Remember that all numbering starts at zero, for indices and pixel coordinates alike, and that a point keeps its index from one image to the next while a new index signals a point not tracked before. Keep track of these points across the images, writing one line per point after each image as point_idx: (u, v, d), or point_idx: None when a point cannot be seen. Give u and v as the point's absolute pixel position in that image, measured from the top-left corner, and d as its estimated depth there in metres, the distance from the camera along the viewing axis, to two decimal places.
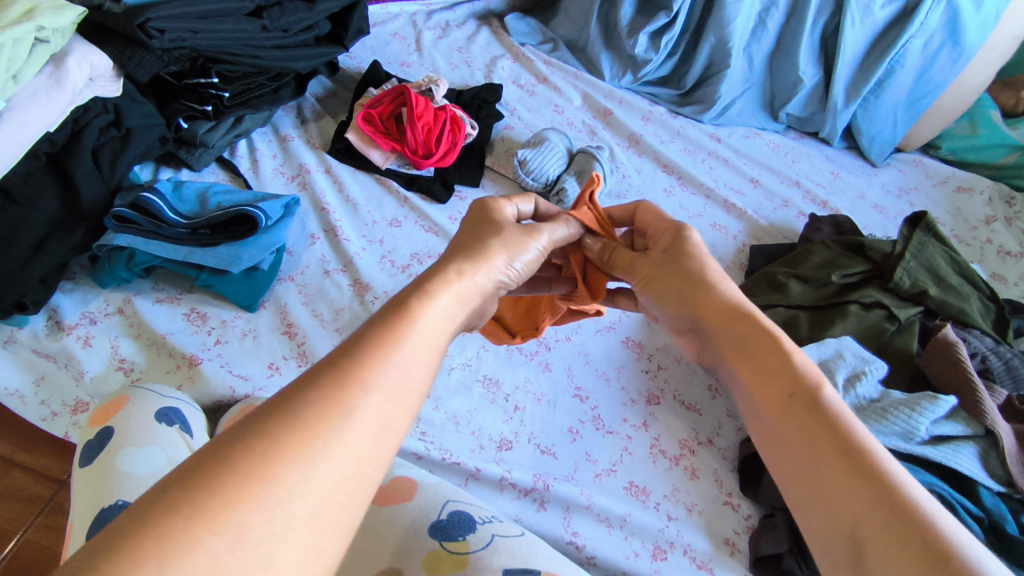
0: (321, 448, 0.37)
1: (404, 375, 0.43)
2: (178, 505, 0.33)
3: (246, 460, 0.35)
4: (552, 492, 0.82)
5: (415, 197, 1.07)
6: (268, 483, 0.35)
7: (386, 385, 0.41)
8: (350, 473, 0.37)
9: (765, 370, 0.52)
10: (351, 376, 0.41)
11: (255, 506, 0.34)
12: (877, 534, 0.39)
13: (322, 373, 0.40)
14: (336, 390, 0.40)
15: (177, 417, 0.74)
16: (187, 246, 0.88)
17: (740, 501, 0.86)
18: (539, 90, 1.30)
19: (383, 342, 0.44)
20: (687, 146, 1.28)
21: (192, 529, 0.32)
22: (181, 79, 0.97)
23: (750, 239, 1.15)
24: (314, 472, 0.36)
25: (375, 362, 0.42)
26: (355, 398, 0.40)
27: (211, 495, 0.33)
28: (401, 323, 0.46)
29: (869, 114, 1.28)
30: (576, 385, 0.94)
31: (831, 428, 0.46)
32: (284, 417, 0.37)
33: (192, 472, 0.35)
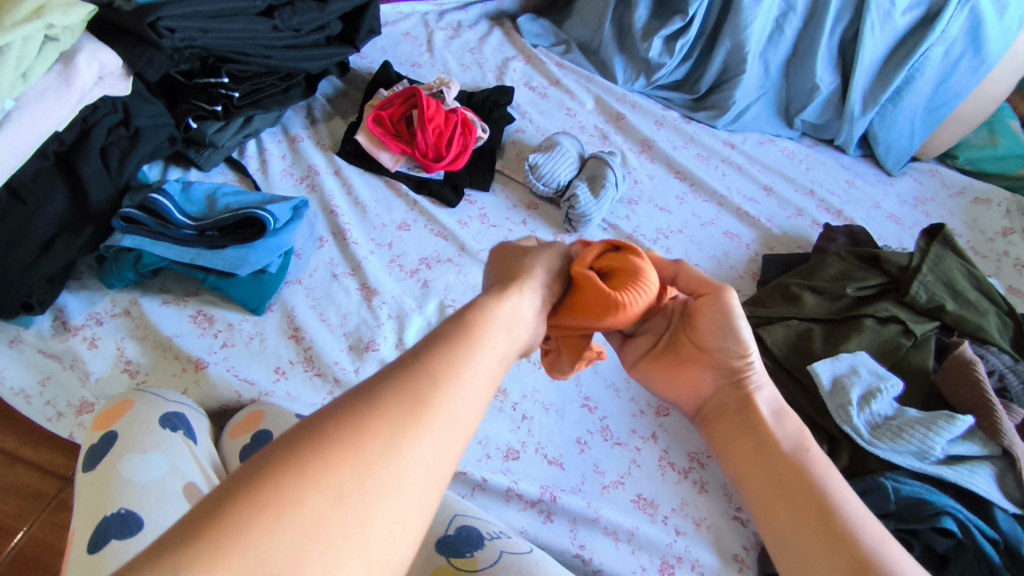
0: (403, 435, 0.36)
1: (480, 372, 0.42)
2: (276, 469, 0.33)
3: (331, 437, 0.35)
4: (560, 504, 0.81)
5: (425, 200, 1.06)
6: (353, 463, 0.34)
7: (464, 382, 0.41)
8: (434, 469, 0.37)
9: (753, 462, 0.53)
10: (432, 361, 0.41)
11: (345, 485, 0.33)
12: None
13: (401, 360, 0.41)
14: (414, 380, 0.39)
15: (181, 422, 0.73)
16: (194, 248, 0.87)
17: (749, 516, 0.84)
18: (550, 92, 1.29)
19: (461, 336, 0.44)
20: (701, 152, 1.26)
21: (290, 492, 0.32)
22: (191, 79, 0.96)
23: (762, 248, 1.14)
24: (401, 458, 0.36)
25: (453, 351, 0.42)
26: (433, 392, 0.39)
27: (307, 461, 0.33)
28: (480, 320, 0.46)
29: (887, 123, 1.26)
30: (584, 395, 0.93)
31: (831, 519, 0.47)
32: (368, 398, 0.37)
33: (281, 449, 0.34)
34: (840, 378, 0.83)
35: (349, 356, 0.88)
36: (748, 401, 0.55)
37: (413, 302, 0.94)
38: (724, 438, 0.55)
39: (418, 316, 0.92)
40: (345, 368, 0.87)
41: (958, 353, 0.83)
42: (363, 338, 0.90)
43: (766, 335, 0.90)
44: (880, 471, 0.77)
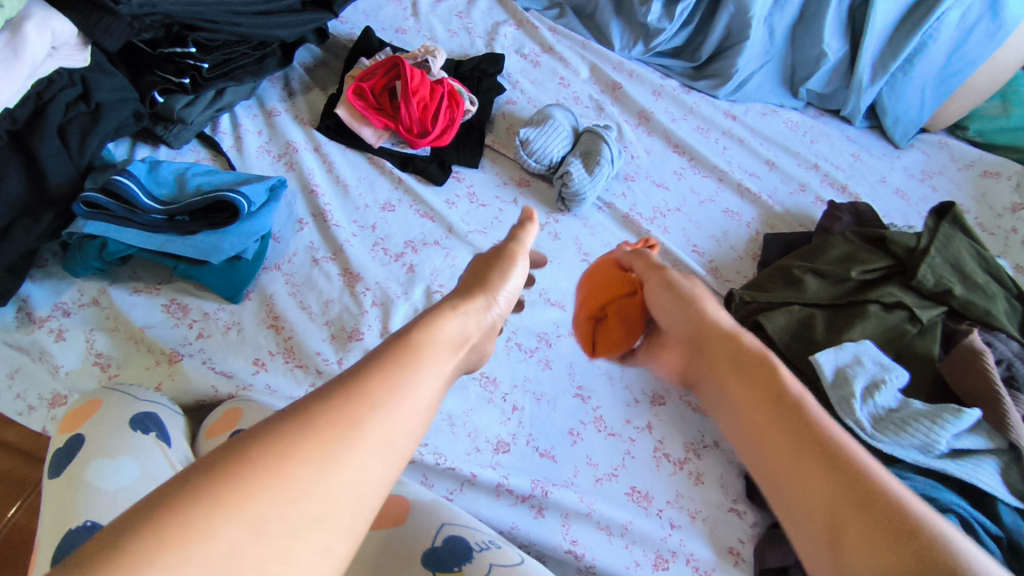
0: (331, 452, 0.39)
1: (412, 394, 0.45)
2: (200, 495, 0.35)
3: (262, 454, 0.38)
4: (551, 499, 0.79)
5: (410, 178, 1.00)
6: (282, 476, 0.37)
7: (396, 403, 0.43)
8: (363, 487, 0.40)
9: (746, 392, 0.58)
10: (364, 389, 0.43)
11: (274, 497, 0.36)
12: (851, 518, 0.44)
13: (336, 386, 0.43)
14: (346, 403, 0.42)
15: (153, 423, 0.70)
16: (164, 234, 0.81)
17: (746, 508, 0.83)
18: (543, 60, 1.22)
19: (398, 364, 0.46)
20: (700, 124, 1.21)
21: (213, 518, 0.34)
22: (156, 49, 0.89)
23: (764, 226, 1.09)
24: (328, 475, 0.38)
25: (389, 378, 0.44)
26: (362, 413, 0.41)
27: (231, 488, 0.36)
28: (413, 345, 0.48)
29: (896, 93, 1.20)
30: (577, 384, 0.89)
31: (818, 436, 0.50)
32: (299, 418, 0.40)
33: (213, 464, 0.37)
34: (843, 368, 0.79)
35: (332, 346, 0.84)
36: (740, 351, 0.62)
37: (399, 288, 0.90)
38: (713, 378, 0.63)
39: (405, 304, 0.89)
40: (327, 359, 0.83)
41: (969, 344, 0.79)
42: (346, 327, 0.86)
43: (767, 324, 0.86)
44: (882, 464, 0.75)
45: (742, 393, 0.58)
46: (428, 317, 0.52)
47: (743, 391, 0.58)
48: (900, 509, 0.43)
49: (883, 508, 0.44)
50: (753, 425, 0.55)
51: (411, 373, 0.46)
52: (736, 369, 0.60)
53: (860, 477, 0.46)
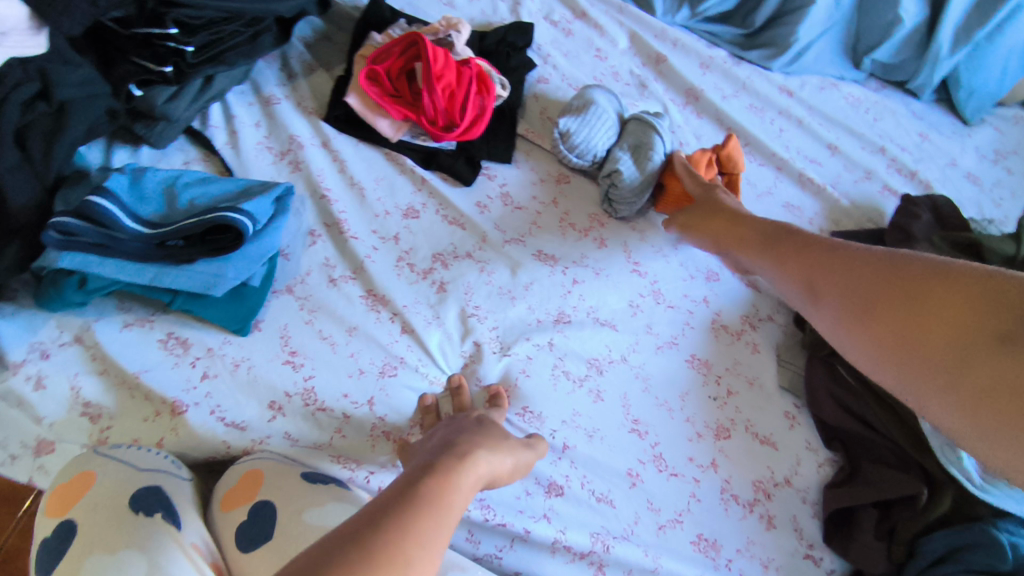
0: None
1: (449, 532, 0.45)
2: None
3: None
4: (613, 556, 0.71)
5: (436, 177, 0.87)
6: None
7: (438, 537, 0.44)
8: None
9: (751, 234, 0.77)
10: (416, 514, 0.44)
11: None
12: (828, 280, 0.65)
13: (392, 508, 0.44)
14: (403, 526, 0.43)
15: (158, 501, 0.59)
16: (155, 264, 0.68)
17: (822, 554, 0.75)
18: (576, 28, 1.06)
19: (440, 491, 0.48)
20: (754, 102, 1.07)
21: None
22: (128, 28, 0.73)
23: (828, 222, 0.98)
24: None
25: (436, 504, 0.46)
26: (412, 548, 0.41)
27: None
28: (444, 477, 0.50)
29: (975, 64, 1.07)
30: (632, 418, 0.79)
31: (805, 241, 0.70)
32: (361, 549, 0.40)
33: None
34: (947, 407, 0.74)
35: (361, 384, 0.73)
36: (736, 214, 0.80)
37: (428, 312, 0.79)
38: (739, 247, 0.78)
39: (437, 331, 0.78)
40: (357, 401, 0.73)
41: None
42: (373, 360, 0.75)
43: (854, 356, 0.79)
44: (993, 517, 0.71)
45: (756, 246, 0.76)
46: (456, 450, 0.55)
47: (751, 234, 0.77)
48: (860, 253, 0.64)
49: (860, 260, 0.63)
50: (781, 264, 0.72)
51: (447, 508, 0.47)
52: (746, 225, 0.78)
53: (832, 247, 0.67)
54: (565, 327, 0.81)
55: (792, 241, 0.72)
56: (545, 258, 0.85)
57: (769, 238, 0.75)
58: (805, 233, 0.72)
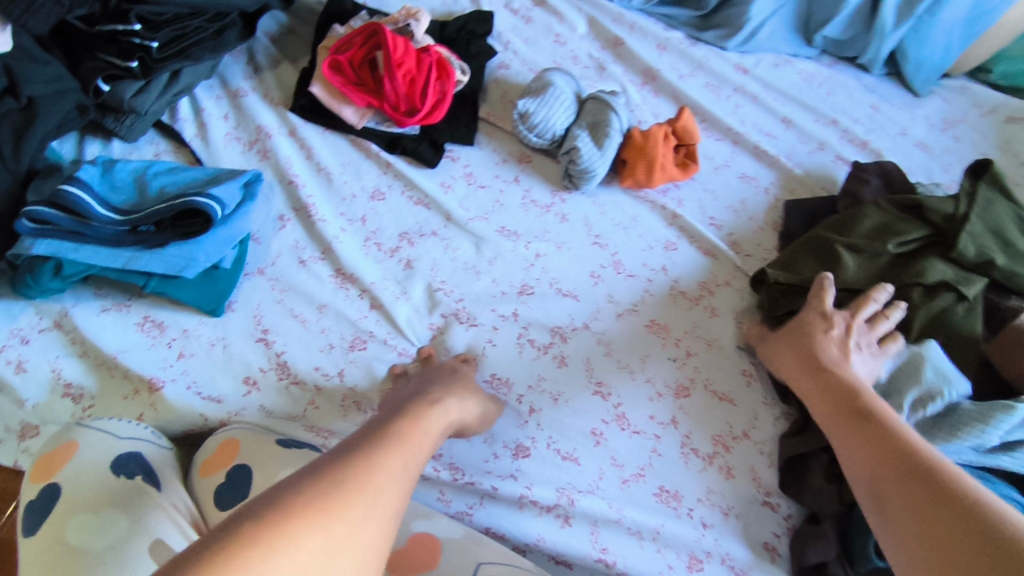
0: (360, 515, 0.45)
1: (411, 474, 0.52)
2: (269, 515, 0.42)
3: (306, 509, 0.43)
4: (578, 508, 0.76)
5: (400, 161, 0.91)
6: (328, 527, 0.43)
7: (402, 473, 0.51)
8: (371, 547, 0.45)
9: (827, 400, 0.69)
10: (388, 442, 0.53)
11: (315, 549, 0.42)
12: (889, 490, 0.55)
13: (369, 438, 0.52)
14: (375, 448, 0.51)
15: (139, 466, 0.64)
16: (128, 249, 0.71)
17: (779, 500, 0.80)
18: (535, 15, 1.10)
19: (407, 427, 0.56)
20: (710, 81, 1.11)
21: (283, 527, 0.41)
22: (93, 26, 0.77)
23: (784, 191, 1.01)
24: (358, 529, 0.44)
25: (404, 436, 0.55)
26: (384, 478, 0.49)
27: (295, 508, 0.43)
28: (409, 427, 0.56)
29: (918, 38, 1.11)
30: (596, 380, 0.83)
31: (889, 435, 0.60)
32: (336, 477, 0.46)
33: (273, 498, 0.44)
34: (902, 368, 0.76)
35: (332, 357, 0.77)
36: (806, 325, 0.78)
37: (396, 287, 0.82)
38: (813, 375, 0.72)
39: (406, 305, 0.81)
40: (328, 373, 0.76)
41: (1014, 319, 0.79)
42: (345, 334, 0.78)
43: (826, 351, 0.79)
44: None
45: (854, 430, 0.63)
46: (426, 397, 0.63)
47: (848, 431, 0.64)
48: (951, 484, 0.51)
49: (931, 482, 0.52)
50: (870, 458, 0.59)
51: (411, 453, 0.53)
52: (845, 413, 0.66)
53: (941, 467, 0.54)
54: (528, 298, 0.85)
55: (895, 446, 0.58)
56: (508, 234, 0.89)
57: (853, 413, 0.65)
58: (894, 424, 0.62)
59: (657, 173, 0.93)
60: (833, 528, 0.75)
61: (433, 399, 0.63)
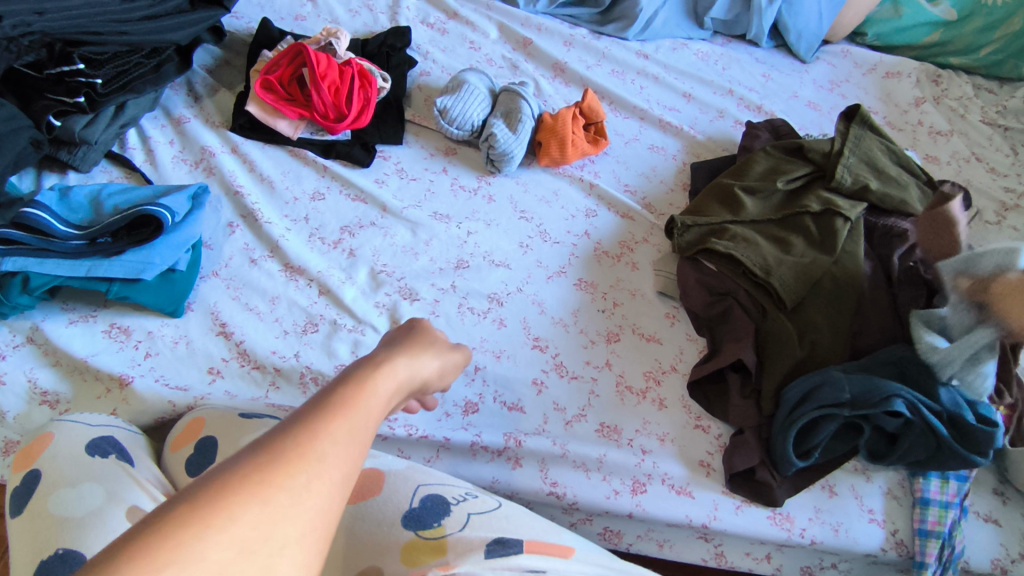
0: (304, 483, 0.35)
1: (370, 428, 0.41)
2: (191, 514, 0.32)
3: (237, 488, 0.34)
4: (526, 448, 0.83)
5: (335, 164, 1.00)
6: (269, 501, 0.34)
7: (357, 436, 0.40)
8: (327, 511, 0.36)
9: None
10: (343, 397, 0.41)
11: (255, 528, 0.33)
12: None
13: (321, 393, 0.41)
14: (326, 408, 0.39)
15: (112, 446, 0.70)
16: (89, 259, 0.80)
17: (709, 423, 0.87)
18: (450, 27, 1.21)
19: (364, 377, 0.44)
20: (615, 67, 1.22)
21: (202, 532, 0.32)
22: (42, 71, 0.86)
23: (689, 156, 1.12)
24: (305, 497, 0.35)
25: (360, 390, 0.42)
26: (331, 445, 0.37)
27: (224, 495, 0.33)
28: (367, 374, 0.44)
29: (793, 9, 1.25)
30: (533, 336, 0.91)
31: None
32: (273, 446, 0.36)
33: (202, 485, 0.34)
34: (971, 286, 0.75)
35: (288, 341, 0.84)
36: None
37: (342, 274, 0.90)
38: None
39: (352, 288, 0.89)
40: (284, 355, 0.83)
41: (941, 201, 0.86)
42: (297, 320, 0.86)
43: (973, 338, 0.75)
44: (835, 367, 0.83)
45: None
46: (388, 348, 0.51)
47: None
48: None
49: None
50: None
51: (369, 403, 0.42)
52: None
53: None
54: (465, 271, 0.94)
55: None
56: (440, 218, 0.97)
57: None
58: None
59: (568, 146, 1.03)
60: (754, 437, 0.83)
61: (397, 350, 0.50)
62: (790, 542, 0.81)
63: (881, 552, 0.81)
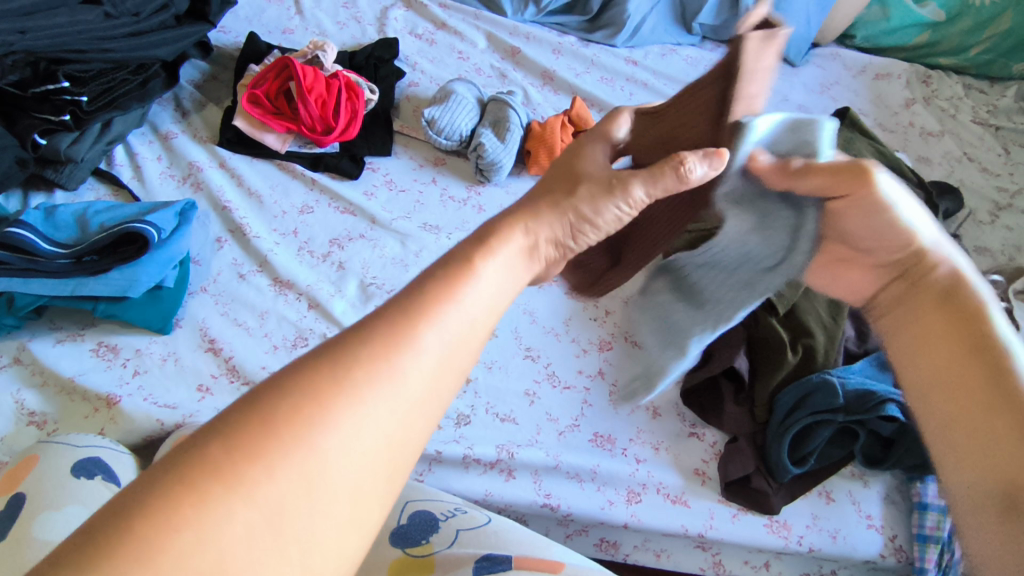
0: (350, 430, 0.31)
1: (441, 360, 0.36)
2: (214, 468, 0.29)
3: (268, 438, 0.30)
4: (518, 460, 0.82)
5: (323, 177, 0.99)
6: (315, 447, 0.30)
7: (421, 370, 0.34)
8: (392, 444, 0.33)
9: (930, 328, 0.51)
10: (405, 322, 0.35)
11: (301, 475, 0.30)
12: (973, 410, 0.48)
13: (381, 314, 0.35)
14: (382, 338, 0.34)
15: (98, 467, 0.69)
16: (75, 278, 0.80)
17: (704, 430, 0.87)
18: (438, 37, 1.21)
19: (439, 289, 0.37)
20: (604, 74, 1.22)
21: (224, 495, 0.28)
22: (26, 90, 0.86)
23: None
24: (363, 433, 0.32)
25: (432, 309, 0.36)
26: (383, 387, 0.33)
27: (250, 453, 0.29)
28: (455, 274, 0.38)
29: (781, 13, 1.25)
30: (525, 346, 0.91)
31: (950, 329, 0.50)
32: (326, 373, 0.32)
33: (229, 429, 0.30)
34: (671, 279, 0.63)
35: (277, 356, 0.83)
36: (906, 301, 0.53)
37: (331, 287, 0.90)
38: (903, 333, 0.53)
39: (341, 301, 0.88)
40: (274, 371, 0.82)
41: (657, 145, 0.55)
42: (287, 335, 0.85)
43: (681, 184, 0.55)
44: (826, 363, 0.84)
45: (994, 426, 0.46)
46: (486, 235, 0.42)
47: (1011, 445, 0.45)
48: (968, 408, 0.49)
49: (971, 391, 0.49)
50: (939, 362, 0.50)
51: (435, 326, 0.36)
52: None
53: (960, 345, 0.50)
54: None
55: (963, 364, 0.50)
56: (430, 229, 0.96)
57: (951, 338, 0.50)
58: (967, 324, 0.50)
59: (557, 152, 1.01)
60: (747, 443, 0.83)
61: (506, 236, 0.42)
62: (788, 550, 0.80)
63: (881, 558, 0.80)
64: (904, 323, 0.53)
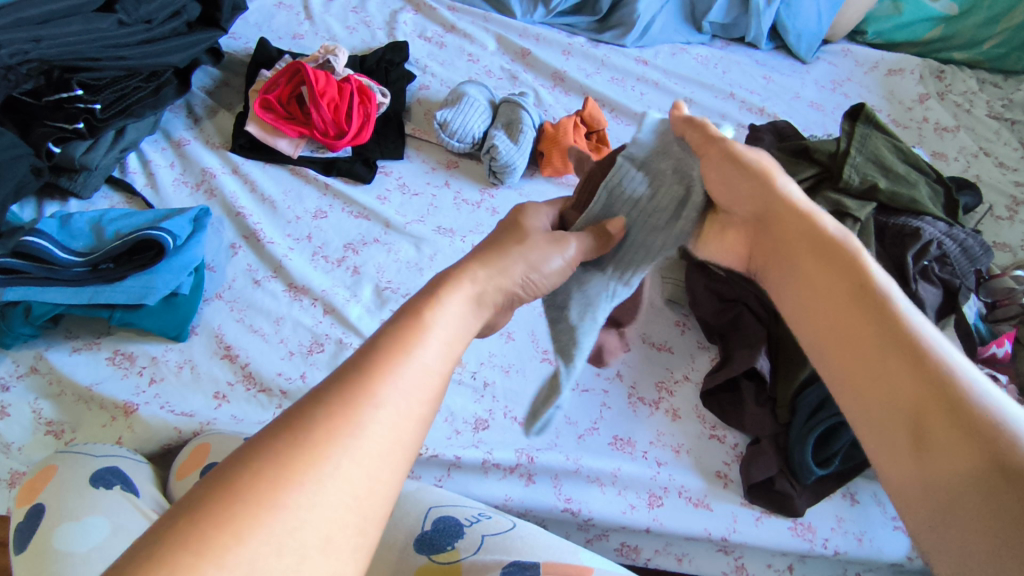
0: (315, 490, 0.33)
1: (402, 417, 0.37)
2: (185, 540, 0.30)
3: (236, 507, 0.31)
4: (538, 464, 0.81)
5: (336, 182, 0.99)
6: (282, 509, 0.32)
7: (380, 427, 0.36)
8: (364, 492, 0.35)
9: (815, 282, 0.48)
10: (359, 385, 0.37)
11: (271, 537, 0.31)
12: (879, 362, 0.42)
13: (333, 379, 0.38)
14: (340, 400, 0.36)
15: (116, 476, 0.68)
16: (91, 285, 0.80)
17: (725, 433, 0.86)
18: (448, 40, 1.20)
19: (392, 350, 0.40)
20: (615, 74, 1.21)
21: (199, 564, 0.29)
22: (40, 98, 0.86)
23: None
24: (329, 491, 0.33)
25: (386, 370, 0.38)
26: (344, 446, 0.35)
27: (218, 525, 0.31)
28: (404, 331, 0.41)
29: (792, 10, 1.24)
30: (542, 349, 0.90)
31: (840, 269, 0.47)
32: (289, 439, 0.34)
33: (200, 502, 0.32)
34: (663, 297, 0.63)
35: (293, 362, 0.82)
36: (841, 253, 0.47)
37: (346, 292, 0.89)
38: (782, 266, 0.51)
39: (356, 306, 0.87)
40: (290, 377, 0.81)
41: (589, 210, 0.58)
42: (302, 340, 0.84)
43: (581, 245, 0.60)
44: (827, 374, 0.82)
45: (885, 362, 0.41)
46: (436, 289, 0.46)
47: (890, 362, 0.41)
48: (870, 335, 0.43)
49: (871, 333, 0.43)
50: (813, 295, 0.48)
51: (394, 381, 0.38)
52: (927, 384, 0.39)
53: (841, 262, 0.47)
54: None
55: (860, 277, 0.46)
56: (444, 232, 0.96)
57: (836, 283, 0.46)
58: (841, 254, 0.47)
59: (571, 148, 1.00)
60: (770, 445, 0.81)
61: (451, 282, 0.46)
62: (813, 553, 0.79)
63: (908, 561, 0.79)
64: (777, 271, 0.51)
